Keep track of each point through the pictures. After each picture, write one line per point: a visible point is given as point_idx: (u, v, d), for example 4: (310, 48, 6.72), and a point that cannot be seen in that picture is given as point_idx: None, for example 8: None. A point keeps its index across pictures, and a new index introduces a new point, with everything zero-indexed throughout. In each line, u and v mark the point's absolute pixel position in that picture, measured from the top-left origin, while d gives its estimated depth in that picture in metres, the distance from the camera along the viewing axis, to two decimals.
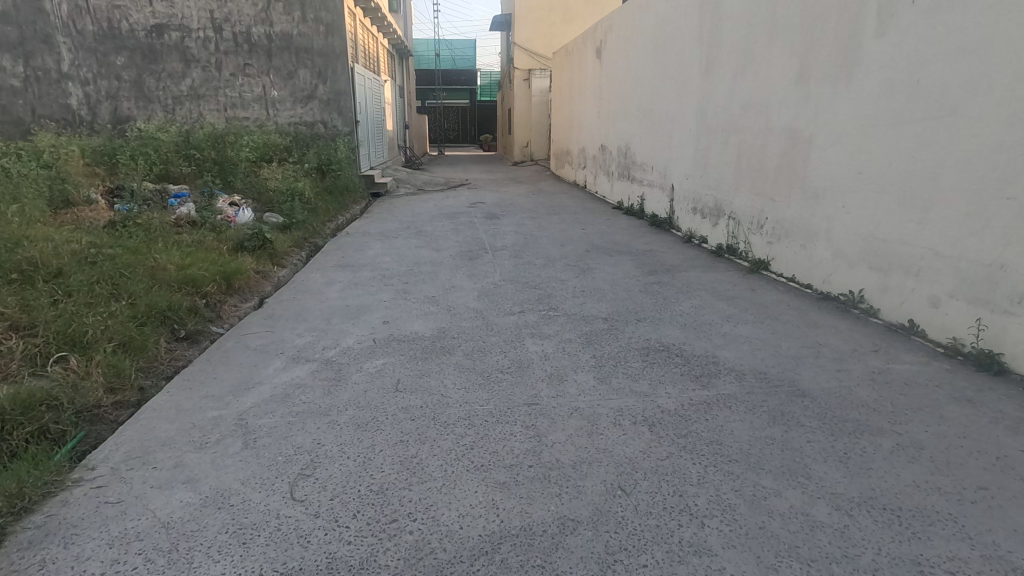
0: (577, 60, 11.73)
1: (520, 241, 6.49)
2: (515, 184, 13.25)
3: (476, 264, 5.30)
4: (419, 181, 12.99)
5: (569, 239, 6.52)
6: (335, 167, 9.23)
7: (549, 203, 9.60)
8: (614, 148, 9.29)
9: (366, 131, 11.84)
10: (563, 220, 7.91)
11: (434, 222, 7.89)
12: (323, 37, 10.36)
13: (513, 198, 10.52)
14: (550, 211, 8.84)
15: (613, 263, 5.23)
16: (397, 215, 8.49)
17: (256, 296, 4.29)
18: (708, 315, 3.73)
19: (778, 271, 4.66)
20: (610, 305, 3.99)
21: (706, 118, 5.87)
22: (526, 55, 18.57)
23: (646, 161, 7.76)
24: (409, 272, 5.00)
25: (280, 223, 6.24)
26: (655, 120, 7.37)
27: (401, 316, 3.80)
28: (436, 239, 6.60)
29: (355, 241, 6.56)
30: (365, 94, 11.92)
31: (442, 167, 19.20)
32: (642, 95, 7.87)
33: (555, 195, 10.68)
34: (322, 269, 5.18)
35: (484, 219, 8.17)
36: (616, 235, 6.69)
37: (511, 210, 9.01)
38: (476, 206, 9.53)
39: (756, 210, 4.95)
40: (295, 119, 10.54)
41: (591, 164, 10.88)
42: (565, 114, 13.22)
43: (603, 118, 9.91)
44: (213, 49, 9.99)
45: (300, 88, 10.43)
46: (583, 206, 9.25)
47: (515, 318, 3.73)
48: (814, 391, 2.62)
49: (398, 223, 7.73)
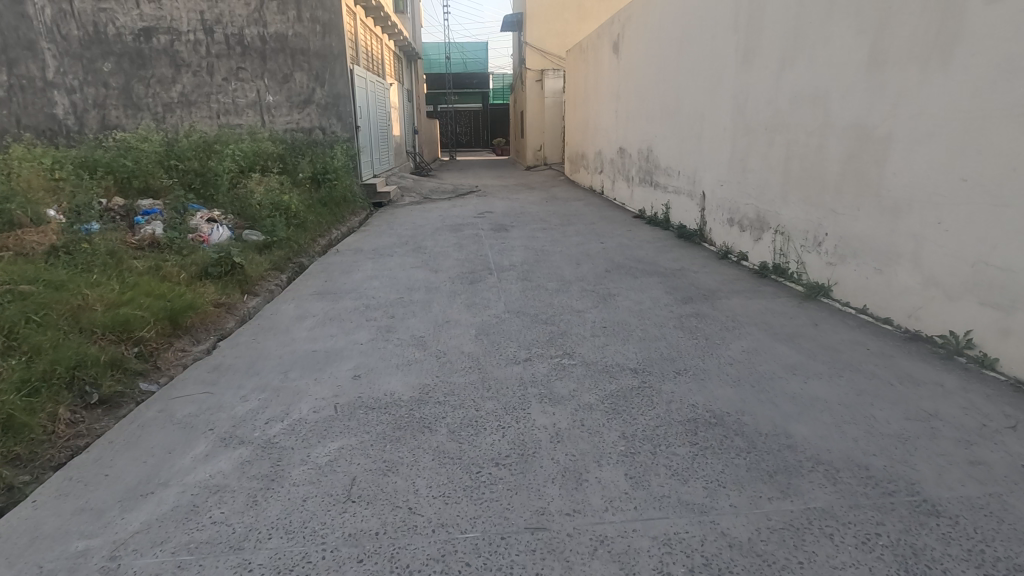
0: (592, 58, 10.93)
1: (530, 257, 5.74)
2: (528, 191, 12.48)
3: (478, 289, 4.56)
4: (426, 188, 12.29)
5: (585, 256, 5.73)
6: (331, 175, 8.58)
7: (563, 213, 8.82)
8: (634, 151, 8.48)
9: (369, 138, 11.19)
10: (580, 231, 7.13)
11: (436, 235, 7.17)
12: (320, 37, 9.71)
13: (524, 207, 9.76)
14: (564, 220, 8.05)
15: (638, 287, 4.43)
16: (398, 228, 7.80)
17: (212, 335, 3.59)
18: (765, 363, 2.93)
19: (842, 299, 3.82)
20: (638, 348, 3.22)
21: (744, 116, 5.06)
22: (539, 56, 17.87)
23: (671, 165, 6.95)
24: (399, 301, 4.27)
25: (259, 241, 5.55)
26: (681, 120, 6.55)
27: (378, 364, 3.07)
28: (435, 257, 5.87)
29: (346, 259, 5.86)
30: (368, 98, 11.26)
31: (452, 173, 18.53)
32: (666, 92, 7.07)
33: (569, 203, 9.88)
34: (300, 297, 4.49)
35: (491, 231, 7.42)
36: (638, 250, 5.89)
37: (522, 220, 8.25)
38: (484, 216, 8.80)
39: (811, 224, 4.13)
40: (291, 125, 9.92)
41: (608, 168, 10.07)
42: (580, 115, 12.44)
43: (622, 119, 9.11)
44: (204, 52, 9.41)
45: (296, 92, 9.81)
46: (600, 214, 8.45)
47: (520, 368, 2.98)
48: (948, 504, 1.81)
49: (397, 238, 7.02)
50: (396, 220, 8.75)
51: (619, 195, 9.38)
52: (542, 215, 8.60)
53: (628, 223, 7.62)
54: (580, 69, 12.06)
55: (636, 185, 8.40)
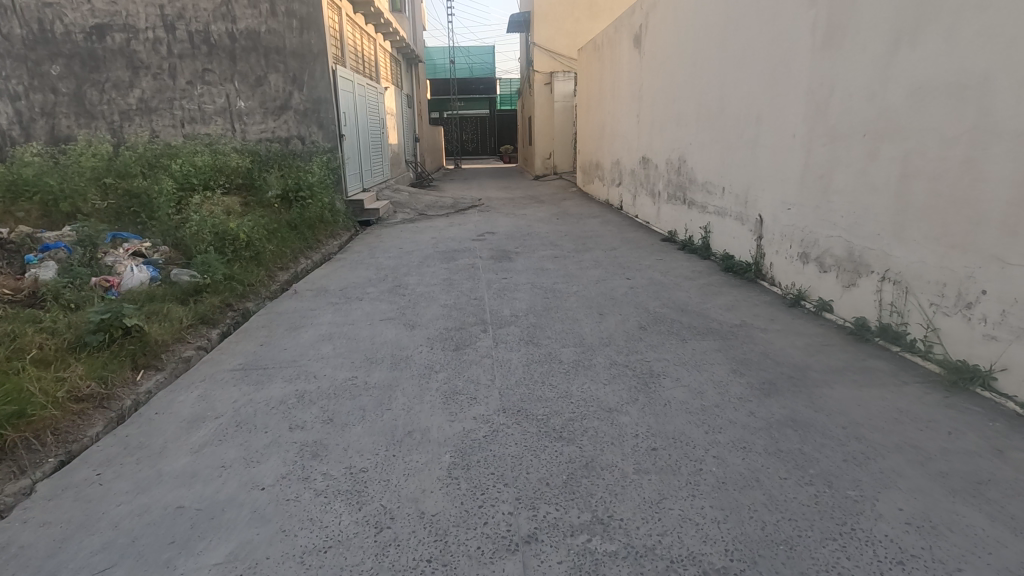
0: (608, 56, 9.67)
1: (537, 303, 4.44)
2: (536, 205, 11.17)
3: (465, 363, 3.26)
4: (423, 203, 11.03)
5: (609, 301, 4.42)
6: (306, 194, 7.37)
7: (578, 234, 7.52)
8: (661, 161, 7.18)
9: (358, 148, 9.99)
10: (600, 261, 5.82)
11: (424, 266, 5.91)
12: (297, 33, 8.50)
13: (533, 225, 8.50)
14: (579, 245, 6.73)
15: (691, 363, 3.12)
16: (380, 256, 6.55)
17: (46, 462, 2.35)
18: (963, 563, 1.61)
19: (1017, 396, 2.50)
20: (719, 506, 1.91)
21: (826, 118, 3.77)
22: (549, 58, 16.60)
23: (713, 181, 5.65)
24: (350, 386, 3.00)
25: (188, 285, 4.33)
26: (726, 125, 5.27)
27: (274, 547, 1.79)
28: (415, 302, 4.58)
29: (303, 304, 4.60)
30: (356, 103, 10.06)
31: (456, 184, 17.30)
32: (703, 91, 5.78)
33: (582, 221, 8.55)
34: (215, 374, 3.23)
35: (490, 259, 6.14)
36: (677, 294, 4.58)
37: (529, 244, 6.96)
38: (484, 238, 7.53)
39: (950, 275, 2.82)
40: (266, 134, 8.72)
41: (628, 181, 8.76)
42: (594, 121, 11.18)
43: (645, 124, 7.85)
44: (165, 52, 8.27)
45: (271, 97, 8.62)
46: (620, 237, 7.12)
47: (518, 566, 1.69)
48: None
49: (373, 270, 5.76)
50: (381, 243, 7.50)
51: (642, 213, 8.08)
52: (553, 238, 7.30)
53: (656, 249, 6.30)
54: (594, 69, 10.80)
55: (665, 202, 7.10)
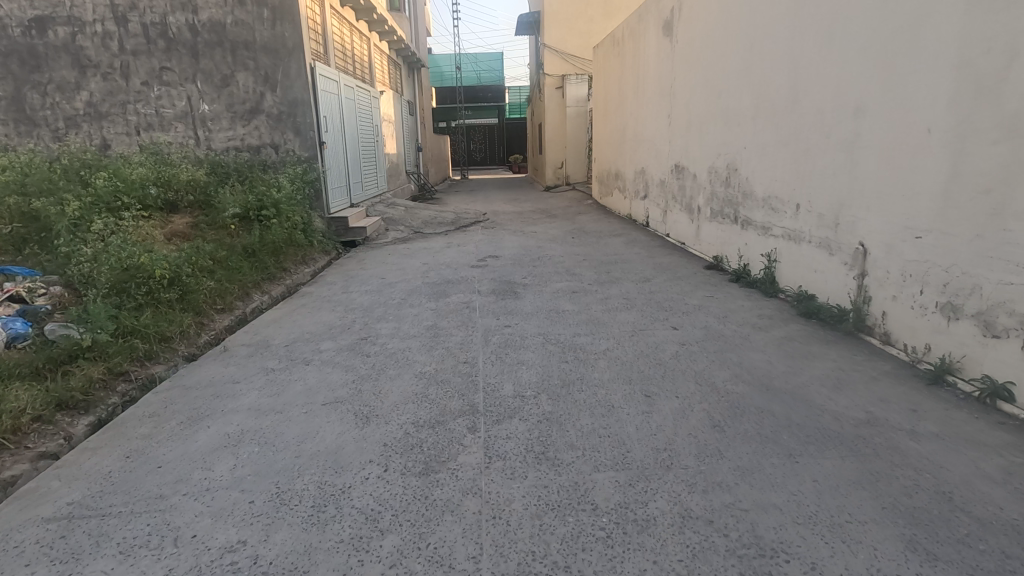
0: (631, 49, 8.38)
1: (552, 371, 3.13)
2: (549, 220, 9.87)
3: (433, 511, 1.95)
4: (421, 218, 9.78)
5: (655, 369, 3.10)
6: (270, 212, 6.16)
7: (598, 259, 6.20)
8: (702, 169, 5.86)
9: (344, 158, 8.76)
10: (632, 300, 4.49)
11: (407, 306, 4.62)
12: (269, 25, 7.32)
13: (545, 246, 7.19)
14: (602, 275, 5.41)
15: (827, 524, 1.77)
16: (355, 289, 5.30)
17: None
18: None
19: None
20: None
21: (1000, 100, 2.45)
22: (560, 60, 15.41)
23: (781, 195, 4.33)
24: (223, 571, 1.70)
25: (59, 349, 3.07)
26: (803, 122, 3.95)
27: None
28: (383, 367, 3.29)
29: (228, 370, 3.32)
30: (343, 106, 8.83)
31: (462, 196, 16.07)
32: (764, 80, 4.47)
33: (602, 242, 7.22)
34: (18, 528, 1.95)
35: (492, 295, 4.84)
36: (750, 356, 3.24)
37: (540, 273, 5.65)
38: (486, 264, 6.24)
39: None
40: (234, 142, 7.53)
41: (658, 193, 7.41)
42: (613, 126, 9.87)
43: (679, 127, 6.54)
44: (116, 48, 7.11)
45: (240, 99, 7.44)
46: (652, 263, 5.79)
47: None
48: None
49: (341, 313, 4.49)
50: (363, 270, 6.26)
51: (676, 232, 6.74)
52: (570, 264, 5.99)
53: (701, 282, 4.96)
54: (614, 67, 9.51)
55: (709, 220, 5.75)
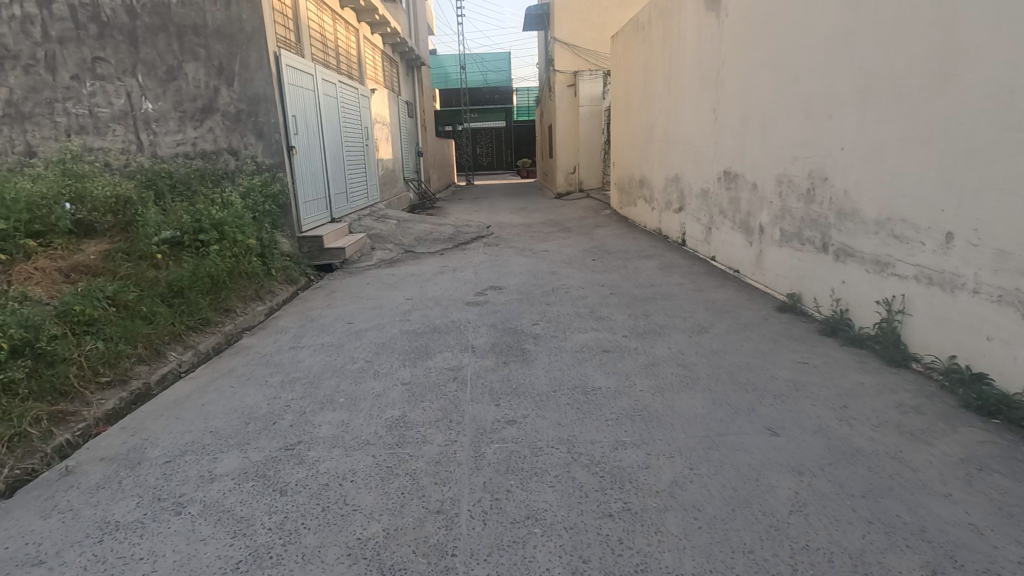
0: (661, 34, 7.06)
1: (589, 547, 1.77)
2: (562, 235, 8.52)
3: None
4: (414, 233, 8.48)
5: (775, 547, 1.73)
6: (212, 235, 4.85)
7: (631, 294, 4.81)
8: (766, 178, 4.51)
9: (321, 165, 7.48)
10: (695, 371, 3.09)
11: (370, 376, 3.28)
12: (224, 6, 6.09)
13: (561, 273, 5.81)
14: (642, 323, 4.01)
15: None
16: (308, 342, 3.98)
17: None
18: None
19: None
20: None
21: None
22: (572, 55, 14.02)
23: (910, 219, 2.96)
24: None
25: None
26: (961, 109, 2.60)
27: None
28: (302, 526, 1.95)
29: (44, 530, 1.98)
30: (320, 105, 7.57)
31: (465, 205, 14.74)
32: (878, 54, 3.13)
33: (630, 268, 5.83)
34: None
35: (490, 358, 3.48)
36: (932, 508, 1.87)
37: (557, 317, 4.26)
38: (486, 300, 4.87)
39: None
40: (184, 148, 6.20)
41: (699, 207, 6.04)
42: (636, 127, 8.52)
43: (729, 126, 5.20)
44: (39, 34, 5.56)
45: (190, 95, 6.16)
46: (704, 303, 4.39)
47: None
48: None
49: (276, 389, 3.15)
50: (329, 306, 4.94)
51: (726, 256, 5.36)
52: (595, 303, 4.60)
53: (782, 335, 3.58)
54: (638, 59, 8.18)
55: (778, 245, 4.38)
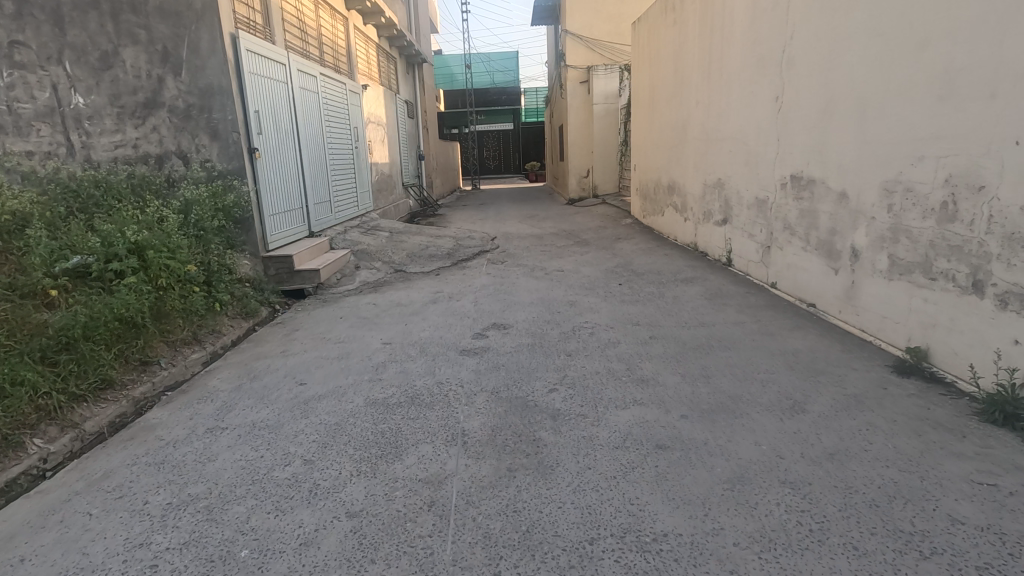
0: (700, 11, 5.89)
1: None
2: (578, 249, 7.36)
3: None
4: (407, 248, 7.36)
5: None
6: (131, 262, 3.71)
7: (681, 341, 3.62)
8: (865, 186, 3.33)
9: (295, 171, 6.36)
10: (820, 503, 1.91)
11: (303, 498, 2.13)
12: None
13: (582, 304, 4.63)
14: (708, 394, 2.81)
15: None
16: (236, 422, 2.83)
17: None
18: None
19: None
20: None
21: None
22: (585, 49, 12.97)
23: None
24: None
25: None
26: None
27: None
28: None
29: None
30: (296, 100, 6.46)
31: (469, 213, 13.62)
32: None
33: (669, 298, 4.64)
34: None
35: (488, 461, 2.32)
36: None
37: (583, 380, 3.09)
38: (488, 348, 3.71)
39: None
40: (124, 152, 4.83)
41: (754, 221, 4.84)
42: (664, 125, 7.34)
43: (799, 118, 4.04)
44: None
45: (128, 87, 4.85)
46: (785, 358, 3.20)
47: None
48: None
49: (151, 525, 2.00)
50: (283, 354, 3.81)
51: (796, 284, 4.17)
52: (633, 355, 3.42)
53: (925, 423, 2.40)
54: (668, 45, 7.01)
55: (885, 278, 3.19)
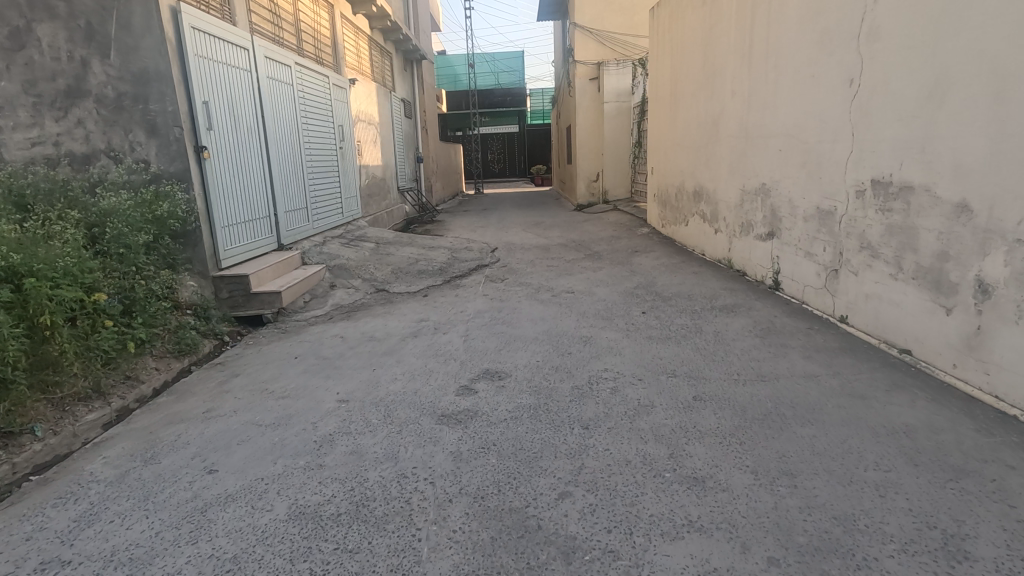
0: None
1: None
2: (589, 264, 6.42)
3: None
4: (394, 262, 6.44)
5: None
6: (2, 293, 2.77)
7: (740, 406, 2.64)
8: (1010, 197, 2.35)
9: (260, 175, 5.42)
10: None
11: None
12: None
13: (598, 342, 3.67)
14: (802, 514, 1.84)
15: None
16: (87, 552, 1.87)
17: None
18: None
19: None
20: None
21: None
22: (596, 44, 12.01)
23: None
24: None
25: None
26: None
27: None
28: None
29: None
30: (263, 92, 5.51)
31: (470, 219, 12.72)
32: None
33: (709, 335, 3.67)
34: None
35: None
36: None
37: (608, 478, 2.13)
38: (476, 412, 2.76)
39: None
40: (43, 151, 3.93)
41: (816, 237, 3.85)
42: (690, 121, 6.36)
43: (891, 106, 3.07)
44: None
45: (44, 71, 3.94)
46: (897, 443, 2.23)
47: None
48: None
49: None
50: (205, 417, 2.87)
51: (881, 323, 3.19)
52: (677, 431, 2.46)
53: None
54: (696, 28, 6.04)
55: None
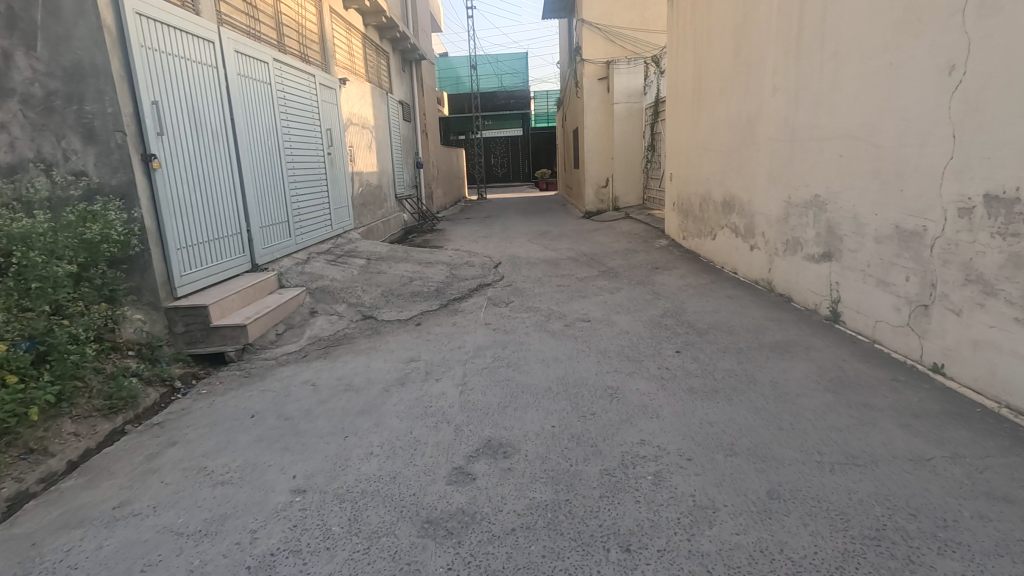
0: None
1: None
2: (605, 283, 5.70)
3: None
4: (386, 282, 5.75)
5: None
6: None
7: (840, 515, 1.90)
8: None
9: (228, 186, 4.73)
10: None
11: None
12: None
13: (628, 398, 2.94)
14: None
15: None
16: None
17: None
18: None
19: None
20: None
21: None
22: (604, 40, 11.33)
23: None
24: None
25: None
26: None
27: None
28: None
29: None
30: (230, 91, 4.81)
31: (472, 228, 12.01)
32: None
33: (767, 388, 2.93)
34: None
35: None
36: None
37: None
38: (473, 516, 2.03)
39: None
40: None
41: (896, 264, 3.12)
42: (718, 121, 5.63)
43: (1018, 98, 2.33)
44: None
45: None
46: None
47: None
48: None
49: None
50: (112, 519, 2.14)
51: (1000, 382, 2.48)
52: (760, 561, 1.72)
53: None
54: (725, 17, 5.34)
55: None
